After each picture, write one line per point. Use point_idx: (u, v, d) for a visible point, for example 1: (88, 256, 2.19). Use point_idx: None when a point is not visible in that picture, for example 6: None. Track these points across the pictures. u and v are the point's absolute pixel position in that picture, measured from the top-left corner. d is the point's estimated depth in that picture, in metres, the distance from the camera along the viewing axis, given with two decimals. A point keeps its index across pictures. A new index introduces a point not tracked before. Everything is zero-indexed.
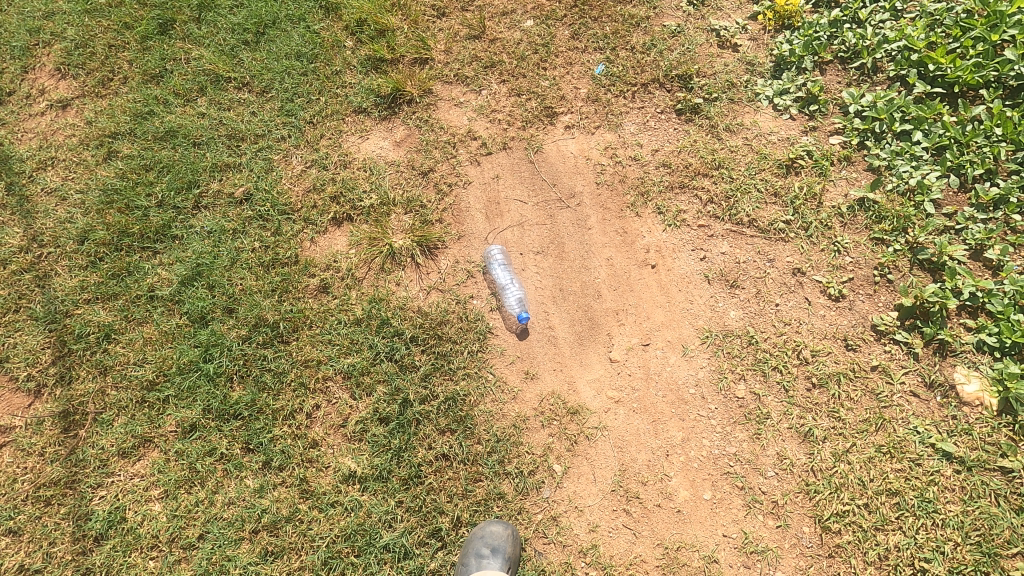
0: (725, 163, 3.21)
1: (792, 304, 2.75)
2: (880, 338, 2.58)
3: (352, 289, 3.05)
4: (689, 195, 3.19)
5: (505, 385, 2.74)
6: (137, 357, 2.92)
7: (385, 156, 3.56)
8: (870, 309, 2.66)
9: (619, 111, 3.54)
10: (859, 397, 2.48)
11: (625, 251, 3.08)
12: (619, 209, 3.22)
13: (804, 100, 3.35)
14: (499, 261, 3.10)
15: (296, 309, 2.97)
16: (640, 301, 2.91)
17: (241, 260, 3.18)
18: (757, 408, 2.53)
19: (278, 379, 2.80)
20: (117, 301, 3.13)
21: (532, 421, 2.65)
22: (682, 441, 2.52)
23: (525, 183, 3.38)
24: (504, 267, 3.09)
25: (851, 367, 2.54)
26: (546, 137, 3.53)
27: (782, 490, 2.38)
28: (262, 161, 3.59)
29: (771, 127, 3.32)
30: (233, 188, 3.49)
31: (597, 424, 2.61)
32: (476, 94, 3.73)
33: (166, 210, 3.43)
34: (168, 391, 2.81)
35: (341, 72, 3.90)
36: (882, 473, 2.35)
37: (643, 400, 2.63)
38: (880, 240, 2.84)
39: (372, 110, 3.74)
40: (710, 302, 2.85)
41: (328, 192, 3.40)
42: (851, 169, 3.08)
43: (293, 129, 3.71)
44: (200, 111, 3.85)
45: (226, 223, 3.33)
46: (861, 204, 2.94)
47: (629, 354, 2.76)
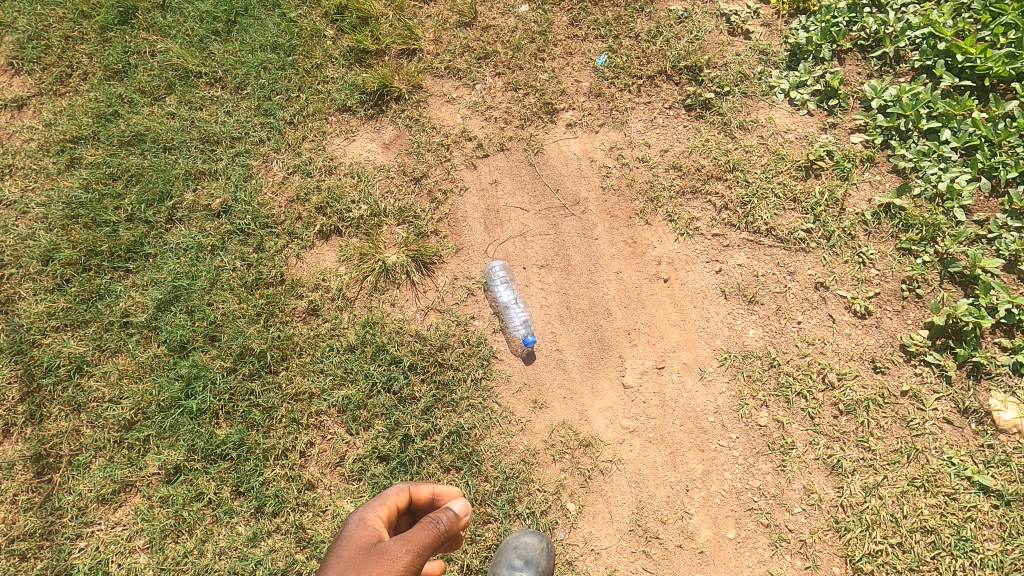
0: (739, 165, 3.00)
1: (815, 322, 2.59)
2: (910, 359, 2.43)
3: (344, 311, 2.84)
4: (702, 200, 2.97)
5: (512, 415, 2.57)
6: (113, 393, 2.70)
7: (374, 159, 3.30)
8: (898, 327, 2.50)
9: (624, 107, 3.29)
10: (890, 425, 2.34)
11: (635, 264, 2.88)
12: (627, 217, 3.01)
13: (823, 94, 3.12)
14: (501, 277, 2.89)
15: (284, 336, 2.76)
16: (653, 319, 2.73)
17: (221, 280, 2.94)
18: (781, 437, 2.39)
19: (268, 415, 2.60)
20: (88, 329, 2.89)
21: (542, 455, 2.49)
22: (703, 475, 2.38)
23: (525, 188, 3.15)
24: (507, 283, 2.88)
25: (880, 392, 2.39)
26: (546, 136, 3.28)
27: (810, 528, 2.26)
28: (240, 168, 3.32)
29: (788, 123, 3.09)
30: (210, 199, 3.22)
31: (612, 456, 2.46)
32: (469, 89, 3.45)
33: (137, 225, 3.16)
34: (149, 430, 2.61)
35: (322, 65, 3.58)
36: (916, 509, 2.23)
37: (659, 429, 2.48)
38: (907, 249, 2.65)
39: (358, 109, 3.45)
40: (727, 319, 2.68)
41: (314, 203, 3.14)
42: (875, 171, 2.86)
43: (272, 130, 3.43)
44: (169, 111, 3.55)
45: (203, 239, 3.08)
46: (887, 210, 2.75)
47: (642, 379, 2.60)
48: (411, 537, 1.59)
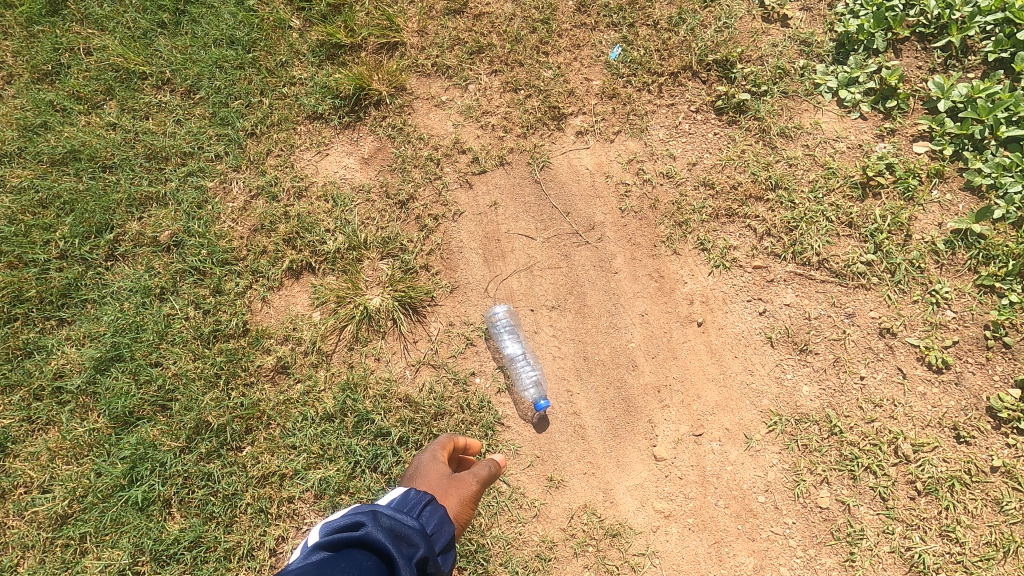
0: (784, 181, 2.53)
1: (882, 377, 2.17)
2: (1000, 427, 2.07)
3: (320, 369, 2.40)
4: (740, 225, 2.52)
5: (525, 497, 2.19)
6: (43, 478, 2.26)
7: (351, 178, 2.81)
8: (982, 385, 2.12)
9: (643, 111, 2.79)
10: (979, 510, 2.00)
11: (663, 303, 2.44)
12: (652, 245, 2.56)
13: (878, 93, 2.64)
14: (505, 326, 2.45)
15: (249, 402, 2.32)
16: (687, 372, 2.30)
17: (171, 333, 2.47)
18: (846, 524, 2.04)
19: (231, 504, 2.20)
20: (14, 395, 2.42)
21: (562, 548, 2.15)
22: (754, 570, 2.05)
23: (530, 211, 2.68)
24: (512, 332, 2.44)
25: (965, 469, 2.03)
26: (553, 147, 2.79)
27: None
28: (193, 191, 2.82)
29: (837, 129, 2.62)
30: (156, 229, 2.71)
31: (645, 548, 2.11)
32: (461, 90, 2.94)
33: (72, 264, 2.67)
34: (87, 526, 2.18)
35: (287, 63, 3.05)
36: None
37: (700, 513, 2.11)
38: (988, 287, 2.25)
39: (331, 116, 2.94)
40: (776, 373, 2.25)
41: (280, 233, 2.66)
42: (944, 187, 2.42)
43: (231, 144, 2.92)
44: (109, 121, 3.01)
45: (150, 281, 2.59)
46: (962, 237, 2.32)
47: (678, 448, 2.19)
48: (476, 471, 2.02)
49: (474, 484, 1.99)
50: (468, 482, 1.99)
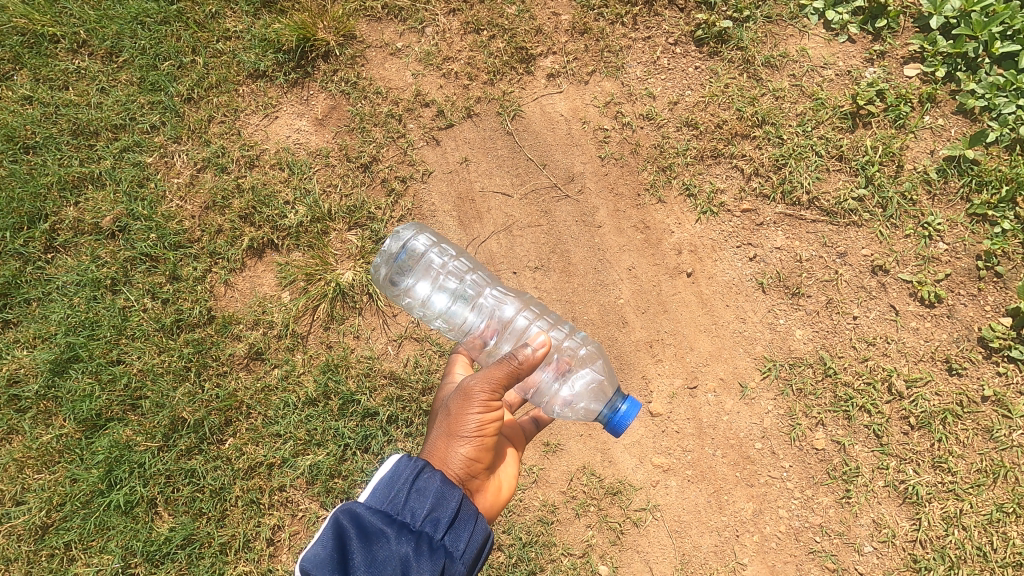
0: (771, 116, 2.37)
1: (875, 315, 2.13)
2: (991, 356, 2.03)
3: (296, 352, 2.27)
4: (726, 166, 2.37)
5: (522, 464, 2.11)
6: (14, 491, 2.15)
7: (306, 142, 2.57)
8: (974, 316, 2.07)
9: (617, 46, 2.51)
10: (972, 440, 1.96)
11: (650, 256, 2.33)
12: (635, 194, 2.41)
13: (867, 12, 2.42)
14: (422, 246, 2.11)
15: (225, 393, 2.21)
16: (679, 325, 2.23)
17: (130, 326, 2.30)
18: (842, 463, 2.01)
19: (219, 499, 2.10)
20: None
21: (563, 511, 2.07)
22: (754, 515, 2.01)
23: (504, 166, 2.49)
24: (436, 250, 2.14)
25: (958, 401, 1.99)
26: (523, 93, 2.53)
27: (883, 569, 1.92)
28: (131, 168, 2.55)
29: (825, 55, 2.42)
30: (98, 214, 2.48)
31: (646, 503, 2.06)
32: (417, 35, 2.62)
33: (5, 259, 2.43)
34: (70, 534, 2.08)
35: (218, 12, 2.71)
36: (1006, 538, 1.87)
37: (698, 464, 2.08)
38: (981, 216, 2.16)
39: (275, 73, 2.66)
40: (768, 318, 2.20)
41: (236, 210, 2.45)
42: (936, 113, 2.29)
43: (166, 112, 2.63)
44: (22, 94, 2.68)
45: (98, 273, 2.38)
46: (953, 164, 2.22)
47: (673, 403, 2.15)
48: (479, 374, 1.49)
49: (474, 395, 1.48)
50: (474, 401, 1.48)
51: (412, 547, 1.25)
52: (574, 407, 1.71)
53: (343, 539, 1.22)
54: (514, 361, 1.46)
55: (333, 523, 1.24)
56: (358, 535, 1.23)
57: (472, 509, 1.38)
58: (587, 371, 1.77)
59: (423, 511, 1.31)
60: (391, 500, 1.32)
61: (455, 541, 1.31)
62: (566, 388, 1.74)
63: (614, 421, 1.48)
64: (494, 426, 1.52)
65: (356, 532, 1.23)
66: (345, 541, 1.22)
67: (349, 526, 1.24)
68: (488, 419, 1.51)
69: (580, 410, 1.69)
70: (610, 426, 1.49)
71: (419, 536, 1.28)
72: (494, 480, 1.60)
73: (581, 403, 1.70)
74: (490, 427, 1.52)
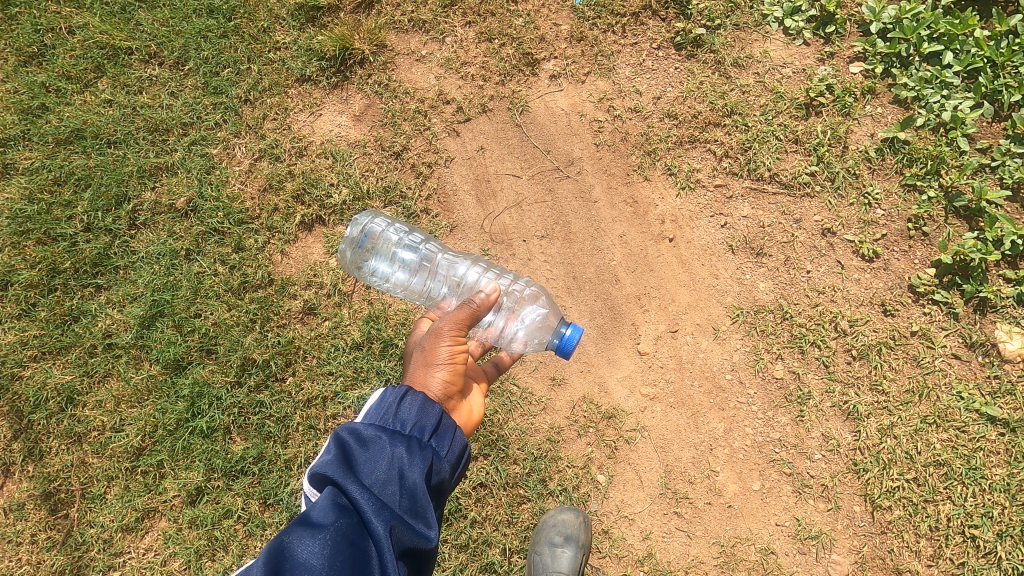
0: (738, 108, 2.81)
1: (825, 269, 2.57)
2: (918, 299, 2.46)
3: (342, 306, 2.72)
4: (701, 150, 2.81)
5: (533, 395, 2.54)
6: (113, 422, 2.61)
7: (346, 135, 3.00)
8: (906, 268, 2.51)
9: (609, 51, 2.96)
10: (902, 366, 2.39)
11: (638, 225, 2.76)
12: (626, 174, 2.84)
13: (818, 20, 2.86)
14: (379, 231, 2.58)
15: (285, 340, 2.66)
16: (662, 281, 2.67)
17: (204, 287, 2.76)
18: (797, 388, 2.44)
19: (283, 425, 2.56)
20: (70, 354, 2.73)
21: (567, 432, 2.50)
22: (724, 432, 2.44)
23: (514, 153, 2.93)
24: (391, 233, 2.60)
25: (891, 335, 2.43)
26: (529, 91, 2.98)
27: (830, 472, 2.34)
28: (200, 159, 3.00)
29: (784, 56, 2.86)
30: (173, 197, 2.93)
31: (635, 425, 2.49)
32: (439, 43, 3.06)
33: (98, 235, 2.89)
34: (160, 454, 2.55)
35: (270, 28, 3.13)
36: (929, 444, 2.29)
37: (679, 393, 2.52)
38: (911, 186, 2.60)
39: (319, 78, 3.09)
40: (737, 274, 2.64)
41: (290, 191, 2.90)
42: (875, 103, 2.73)
43: (228, 112, 3.06)
44: (104, 98, 3.10)
45: (176, 244, 2.84)
46: (890, 145, 2.66)
47: (658, 344, 2.58)
48: (447, 314, 1.69)
49: (449, 328, 1.68)
50: (445, 336, 1.67)
51: (405, 449, 1.32)
52: (528, 341, 2.08)
53: (340, 447, 1.29)
54: (474, 302, 1.70)
55: (333, 438, 1.31)
56: (355, 442, 1.31)
57: (453, 421, 1.45)
58: (535, 310, 2.15)
59: (412, 418, 1.38)
60: (381, 413, 1.38)
61: (442, 442, 1.39)
62: (520, 329, 2.11)
63: (563, 345, 1.85)
64: (465, 357, 1.70)
65: (352, 439, 1.31)
66: (342, 450, 1.29)
67: (345, 438, 1.31)
68: (459, 351, 1.68)
69: (535, 343, 2.07)
70: (560, 350, 1.85)
71: (409, 441, 1.34)
72: (466, 404, 1.76)
73: (535, 338, 2.07)
74: (461, 357, 1.69)
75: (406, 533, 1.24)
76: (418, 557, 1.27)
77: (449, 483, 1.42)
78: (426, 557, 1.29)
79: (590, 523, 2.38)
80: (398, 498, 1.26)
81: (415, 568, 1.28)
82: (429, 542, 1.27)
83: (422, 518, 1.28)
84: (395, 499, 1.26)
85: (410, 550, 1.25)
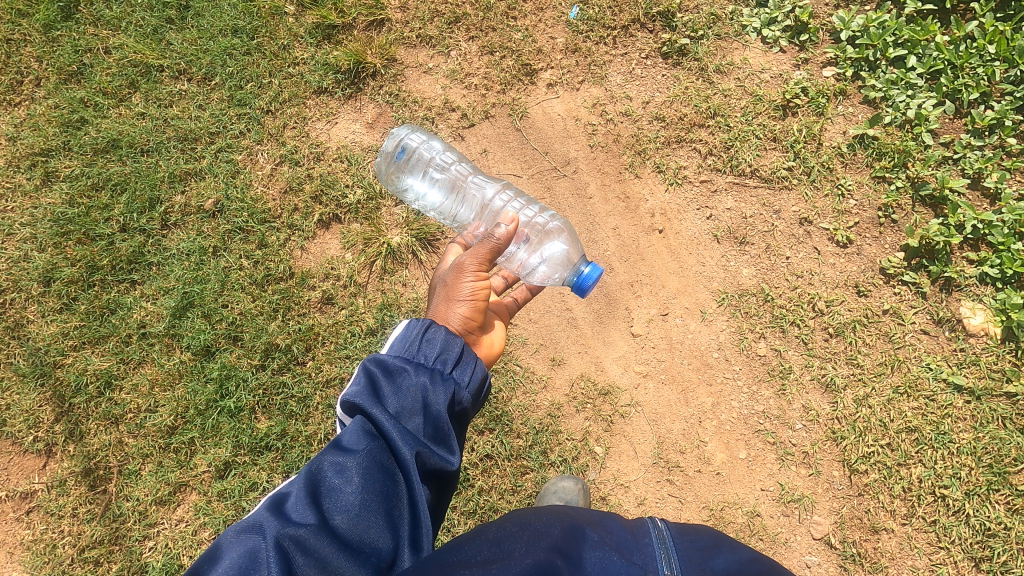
0: (720, 110, 3.00)
1: (802, 255, 2.81)
2: (889, 280, 2.74)
3: (358, 296, 3.01)
4: (688, 148, 3.00)
5: (534, 374, 2.77)
6: (148, 403, 2.87)
7: (360, 141, 3.21)
8: (877, 252, 2.77)
9: (601, 61, 3.17)
10: (875, 342, 2.69)
11: (630, 218, 2.96)
12: (618, 172, 3.03)
13: (793, 29, 3.05)
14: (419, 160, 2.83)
15: (305, 327, 2.94)
16: (653, 269, 2.87)
17: (231, 280, 3.00)
18: (779, 364, 2.71)
19: (304, 404, 2.87)
20: (107, 343, 2.95)
21: (567, 408, 2.74)
22: (712, 406, 2.70)
23: (515, 155, 3.13)
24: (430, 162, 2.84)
25: (865, 313, 2.71)
26: (528, 99, 3.19)
27: (810, 440, 2.64)
28: (226, 164, 3.17)
29: (762, 63, 3.05)
30: (202, 199, 3.13)
31: (630, 401, 2.72)
32: (444, 56, 3.27)
33: (133, 235, 3.08)
34: (191, 433, 2.84)
35: (289, 45, 3.29)
36: (901, 412, 2.62)
37: (669, 370, 2.74)
38: (881, 177, 2.84)
39: (335, 89, 3.27)
40: (722, 262, 2.85)
41: (309, 192, 3.12)
42: (847, 103, 2.94)
43: (251, 121, 3.23)
44: (138, 111, 3.25)
45: (204, 242, 3.06)
46: (860, 141, 2.88)
47: (650, 326, 2.79)
48: (469, 252, 1.96)
49: (472, 265, 1.95)
50: (467, 272, 1.94)
51: (427, 379, 1.56)
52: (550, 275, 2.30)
53: (370, 378, 1.53)
54: (495, 238, 1.95)
55: (363, 370, 1.54)
56: (384, 374, 1.54)
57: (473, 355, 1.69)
58: (557, 246, 2.35)
59: (434, 354, 1.63)
60: (406, 350, 1.63)
61: (462, 375, 1.63)
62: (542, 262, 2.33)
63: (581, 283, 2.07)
64: (484, 293, 1.95)
65: (382, 372, 1.54)
66: (373, 383, 1.52)
67: (375, 371, 1.55)
68: (479, 287, 1.94)
69: (556, 278, 2.28)
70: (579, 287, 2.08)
71: (432, 371, 1.59)
72: (487, 338, 2.00)
73: (555, 273, 2.28)
74: (482, 294, 1.94)
75: (431, 455, 1.48)
76: (441, 477, 1.51)
77: (469, 412, 1.66)
78: (448, 477, 1.53)
79: (587, 489, 2.59)
80: (422, 424, 1.50)
81: (438, 487, 1.52)
82: (451, 465, 1.51)
83: (444, 442, 1.52)
84: (420, 426, 1.50)
85: (435, 470, 1.48)
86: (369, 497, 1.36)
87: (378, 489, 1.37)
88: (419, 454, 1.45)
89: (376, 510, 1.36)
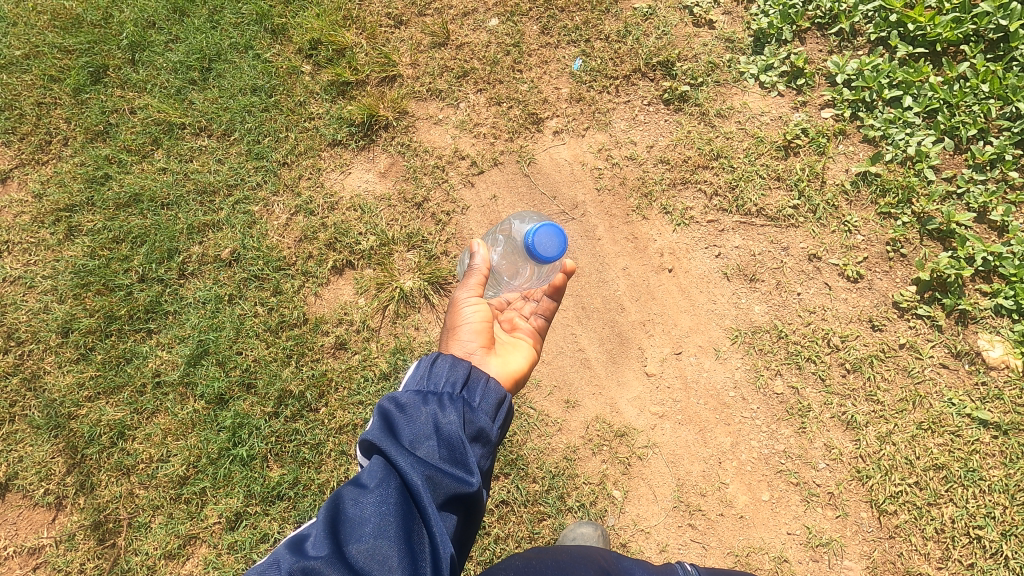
0: (723, 152, 3.07)
1: (814, 291, 2.82)
2: (903, 314, 2.73)
3: (371, 341, 3.03)
4: (693, 189, 3.06)
5: (548, 417, 2.74)
6: (160, 453, 2.86)
7: (373, 190, 3.29)
8: (888, 286, 2.78)
9: (605, 109, 3.27)
10: (893, 377, 2.66)
11: (640, 258, 2.97)
12: (625, 214, 3.08)
13: (789, 74, 3.15)
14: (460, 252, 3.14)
15: (318, 373, 2.95)
16: (664, 308, 2.87)
17: (245, 327, 3.04)
18: (798, 402, 2.67)
19: (317, 451, 2.86)
20: (122, 393, 2.96)
21: (582, 451, 2.70)
22: (732, 446, 2.65)
23: (524, 201, 3.21)
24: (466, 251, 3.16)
25: (881, 347, 2.69)
26: (535, 146, 3.28)
27: (835, 480, 2.57)
28: (243, 215, 3.26)
29: (762, 106, 3.14)
30: (218, 249, 3.20)
31: (647, 442, 2.68)
32: (453, 108, 3.40)
33: (151, 284, 3.14)
34: (203, 482, 2.82)
35: (305, 101, 3.44)
36: (927, 449, 2.56)
37: (686, 410, 2.71)
38: (887, 213, 2.88)
39: (349, 141, 3.38)
40: (733, 299, 2.85)
41: (323, 240, 3.18)
42: (847, 143, 3.01)
43: (268, 173, 3.33)
44: (160, 167, 3.37)
45: (220, 291, 3.12)
46: (864, 178, 2.93)
47: (664, 365, 2.77)
48: (462, 286, 2.09)
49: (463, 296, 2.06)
50: (464, 303, 2.04)
51: (437, 405, 1.55)
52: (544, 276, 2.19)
53: (383, 413, 1.53)
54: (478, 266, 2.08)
55: (377, 408, 1.56)
56: (396, 407, 1.54)
57: (485, 377, 1.69)
58: None
59: (444, 381, 1.63)
60: (418, 382, 1.64)
61: (474, 396, 1.62)
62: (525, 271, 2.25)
63: (532, 245, 1.86)
64: (484, 318, 2.01)
65: (393, 405, 1.54)
66: (385, 416, 1.53)
67: (388, 405, 1.55)
68: (478, 313, 2.01)
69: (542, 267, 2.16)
70: (540, 259, 1.87)
71: (443, 397, 1.59)
72: (502, 359, 1.98)
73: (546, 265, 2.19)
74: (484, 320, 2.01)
75: (447, 480, 1.45)
76: (463, 503, 1.47)
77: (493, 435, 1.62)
78: (472, 503, 1.48)
79: (606, 535, 2.53)
80: (437, 449, 1.48)
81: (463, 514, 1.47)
82: (471, 488, 1.47)
83: (461, 465, 1.48)
84: (436, 453, 1.48)
85: (454, 496, 1.45)
86: (386, 527, 1.34)
87: (394, 518, 1.35)
88: (433, 479, 1.43)
89: (393, 538, 1.33)
